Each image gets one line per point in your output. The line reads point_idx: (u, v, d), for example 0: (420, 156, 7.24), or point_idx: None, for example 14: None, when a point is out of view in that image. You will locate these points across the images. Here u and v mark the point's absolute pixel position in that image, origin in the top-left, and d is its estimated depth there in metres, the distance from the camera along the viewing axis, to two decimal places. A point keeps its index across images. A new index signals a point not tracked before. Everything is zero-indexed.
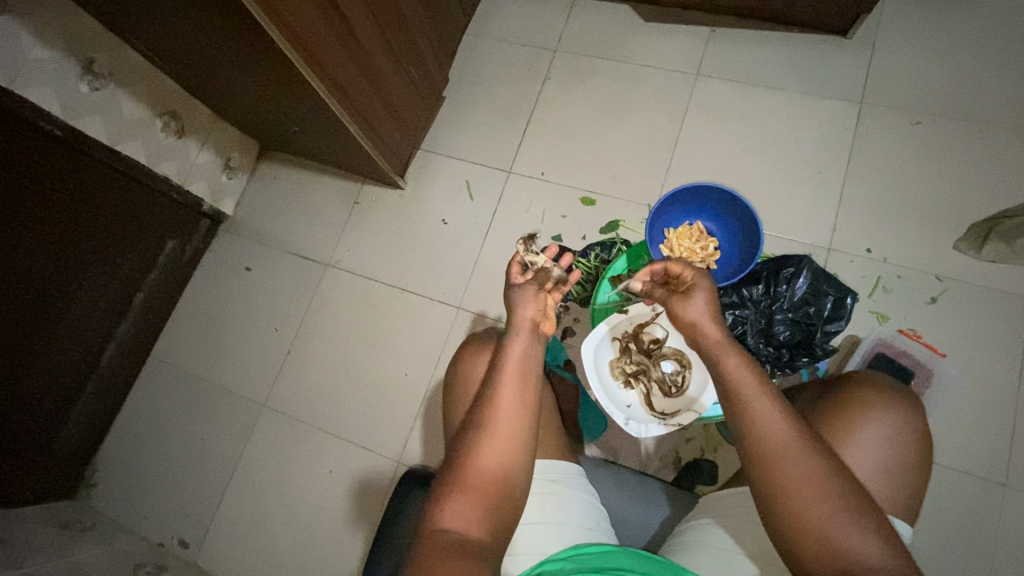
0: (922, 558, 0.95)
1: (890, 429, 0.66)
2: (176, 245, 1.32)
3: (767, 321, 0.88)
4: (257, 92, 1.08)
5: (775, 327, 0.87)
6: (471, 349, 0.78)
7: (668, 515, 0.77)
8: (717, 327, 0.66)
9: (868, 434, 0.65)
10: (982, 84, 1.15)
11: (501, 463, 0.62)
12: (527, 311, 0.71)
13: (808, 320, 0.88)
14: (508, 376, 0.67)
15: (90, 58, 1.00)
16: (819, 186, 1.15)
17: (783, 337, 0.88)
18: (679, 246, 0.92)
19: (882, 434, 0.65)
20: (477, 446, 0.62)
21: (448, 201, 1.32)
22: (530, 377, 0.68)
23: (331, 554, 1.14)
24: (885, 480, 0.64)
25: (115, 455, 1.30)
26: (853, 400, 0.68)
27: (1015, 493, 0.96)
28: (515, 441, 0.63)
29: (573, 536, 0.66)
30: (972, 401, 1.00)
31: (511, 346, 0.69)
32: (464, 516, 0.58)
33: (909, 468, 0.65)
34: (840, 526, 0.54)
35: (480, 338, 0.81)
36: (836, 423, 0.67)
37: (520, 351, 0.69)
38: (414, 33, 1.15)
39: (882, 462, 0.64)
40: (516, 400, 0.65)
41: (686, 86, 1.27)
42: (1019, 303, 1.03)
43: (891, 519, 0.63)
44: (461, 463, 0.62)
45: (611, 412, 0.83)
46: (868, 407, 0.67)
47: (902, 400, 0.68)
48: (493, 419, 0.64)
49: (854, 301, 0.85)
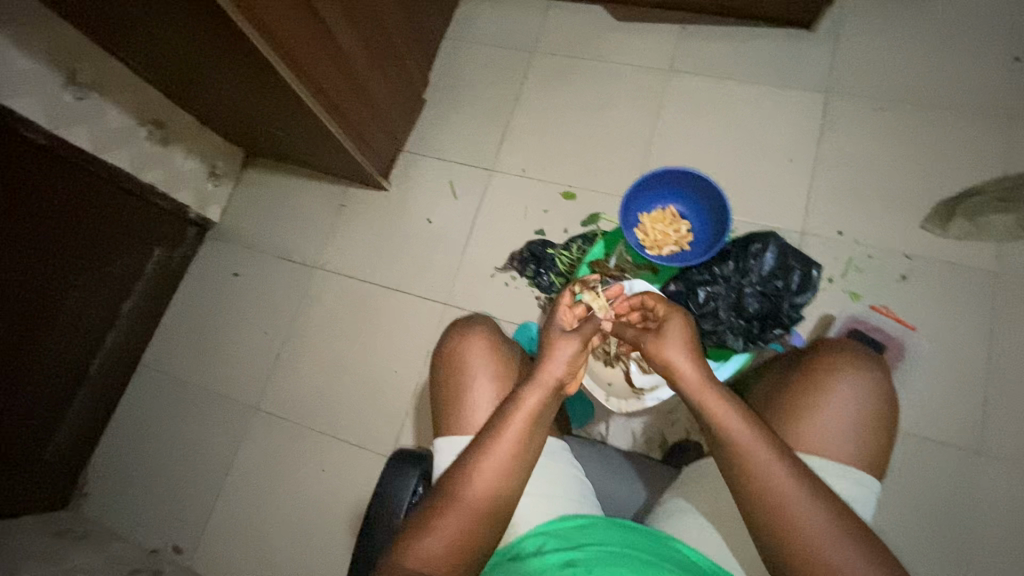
0: (903, 528, 0.98)
1: (859, 390, 0.68)
2: (164, 253, 1.34)
3: (737, 295, 0.92)
4: (240, 98, 1.10)
5: (745, 300, 0.92)
6: (474, 355, 0.74)
7: (652, 491, 0.79)
8: (697, 368, 0.67)
9: (836, 396, 0.68)
10: (939, 70, 1.20)
11: (486, 514, 0.62)
12: (558, 370, 0.68)
13: (776, 294, 0.92)
14: (517, 430, 0.64)
15: (74, 69, 1.02)
16: (790, 173, 1.19)
17: (753, 309, 0.92)
18: (654, 230, 0.99)
19: (843, 419, 0.67)
20: (467, 496, 0.62)
21: (433, 201, 1.34)
22: (537, 432, 0.66)
23: (326, 552, 1.15)
24: (855, 459, 0.66)
25: (107, 464, 1.30)
26: (824, 364, 0.71)
27: (989, 460, 0.99)
28: (501, 496, 0.63)
29: (560, 507, 0.68)
30: (944, 374, 1.04)
31: (529, 400, 0.66)
32: (439, 556, 0.59)
33: (879, 427, 0.67)
34: (800, 505, 0.58)
35: (472, 320, 0.79)
36: (805, 387, 0.70)
37: (536, 408, 0.66)
38: (392, 37, 1.18)
39: (851, 419, 0.67)
40: (516, 451, 0.64)
41: (660, 81, 1.31)
42: (983, 276, 1.07)
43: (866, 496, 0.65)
44: (450, 501, 0.62)
45: (592, 392, 0.87)
46: (837, 370, 0.69)
47: (863, 380, 0.69)
48: (490, 467, 0.63)
49: (818, 273, 0.90)
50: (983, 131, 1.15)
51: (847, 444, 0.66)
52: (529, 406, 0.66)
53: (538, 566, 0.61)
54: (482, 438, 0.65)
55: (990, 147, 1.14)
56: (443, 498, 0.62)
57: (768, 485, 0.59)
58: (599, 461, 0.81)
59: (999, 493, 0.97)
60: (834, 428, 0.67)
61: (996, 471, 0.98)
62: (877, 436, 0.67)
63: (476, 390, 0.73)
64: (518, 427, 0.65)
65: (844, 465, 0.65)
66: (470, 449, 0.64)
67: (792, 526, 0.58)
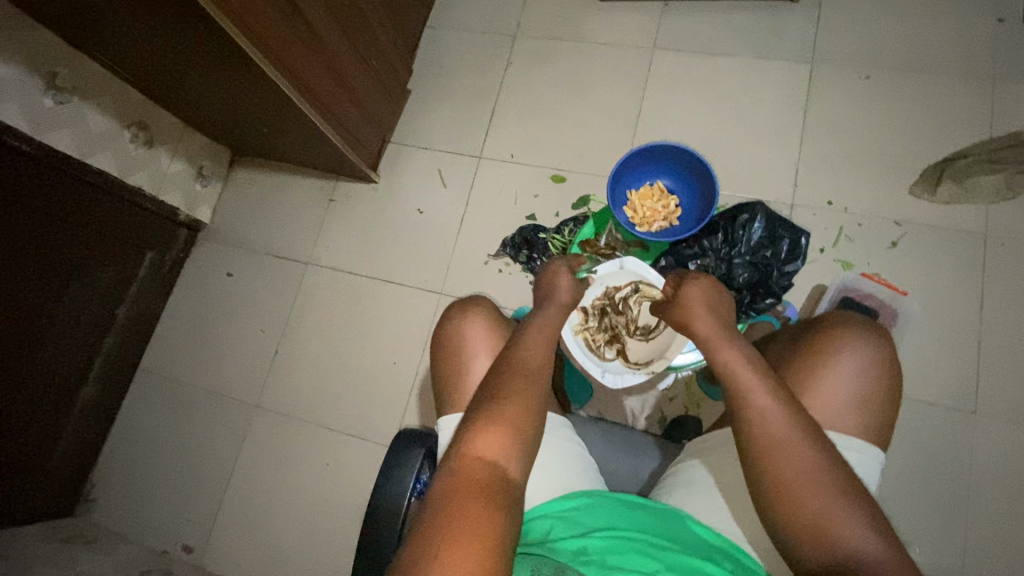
0: (902, 491, 0.99)
1: (864, 359, 0.64)
2: (155, 256, 1.33)
3: (727, 266, 0.94)
4: (222, 96, 1.10)
5: (734, 271, 0.93)
6: (470, 326, 0.75)
7: (656, 465, 0.79)
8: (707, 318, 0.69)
9: (840, 356, 0.64)
10: (923, 33, 1.20)
11: (503, 446, 0.59)
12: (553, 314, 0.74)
13: (766, 263, 0.94)
14: (523, 373, 0.64)
15: (52, 73, 1.01)
16: (778, 145, 1.19)
17: (742, 279, 0.94)
18: (642, 207, 0.99)
19: (846, 392, 0.63)
20: (498, 415, 0.60)
21: (422, 191, 1.34)
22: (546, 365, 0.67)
23: (334, 546, 1.16)
24: (866, 428, 0.63)
25: (112, 470, 1.31)
26: (828, 333, 0.66)
27: (985, 419, 1.00)
28: (529, 412, 0.62)
29: (562, 482, 0.69)
30: (936, 337, 1.05)
31: (532, 335, 0.70)
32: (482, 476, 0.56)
33: (885, 397, 0.63)
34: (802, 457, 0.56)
35: (471, 300, 0.79)
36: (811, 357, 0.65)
37: (540, 340, 0.69)
38: (374, 29, 1.17)
39: (854, 392, 0.63)
40: (529, 379, 0.65)
41: (643, 60, 1.30)
42: (972, 238, 1.08)
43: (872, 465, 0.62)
44: (475, 427, 0.60)
45: (587, 368, 0.86)
46: (840, 342, 0.65)
47: (863, 355, 0.64)
48: (502, 392, 0.62)
49: (808, 241, 0.93)
50: (968, 94, 1.15)
51: (853, 415, 0.62)
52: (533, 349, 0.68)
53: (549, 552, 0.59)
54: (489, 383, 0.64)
55: (975, 110, 1.14)
56: (459, 434, 0.60)
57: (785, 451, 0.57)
58: (601, 438, 0.81)
59: (996, 454, 0.98)
60: (838, 399, 0.63)
61: (992, 430, 0.99)
62: (885, 403, 0.63)
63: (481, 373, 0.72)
64: (525, 367, 0.65)
65: (847, 435, 0.62)
66: (488, 381, 0.64)
67: (808, 500, 0.55)
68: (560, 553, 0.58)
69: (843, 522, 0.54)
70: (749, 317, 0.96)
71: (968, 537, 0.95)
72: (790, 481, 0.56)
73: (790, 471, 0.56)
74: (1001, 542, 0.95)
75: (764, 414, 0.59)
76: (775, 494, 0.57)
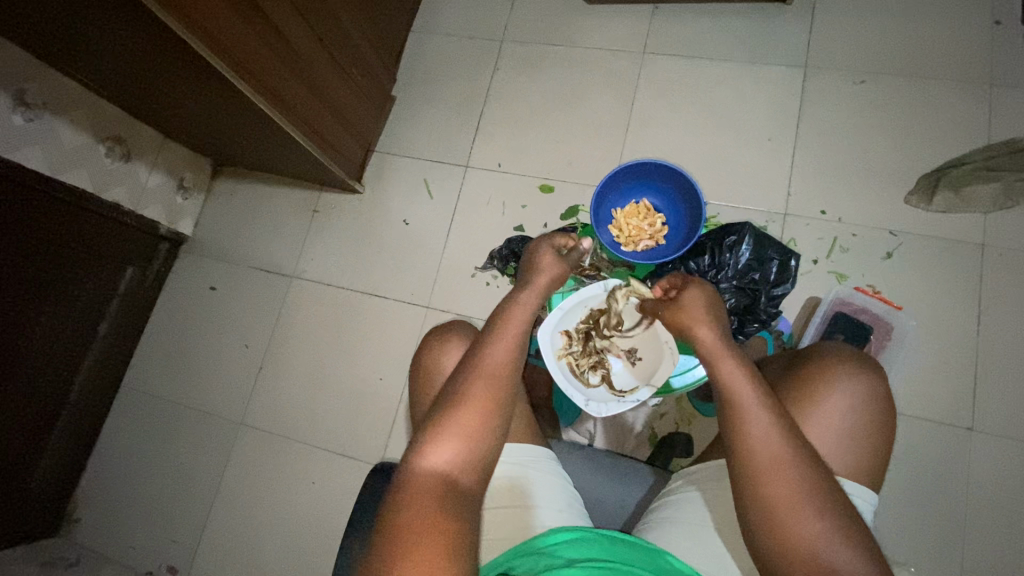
0: (897, 509, 0.97)
1: (855, 392, 0.61)
2: (136, 271, 1.30)
3: (713, 291, 0.92)
4: (198, 110, 1.07)
5: (721, 295, 0.91)
6: (449, 352, 0.72)
7: (643, 494, 0.76)
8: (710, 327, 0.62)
9: (835, 386, 0.62)
10: (919, 37, 1.16)
11: (458, 454, 0.56)
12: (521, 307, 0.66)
13: (753, 286, 0.92)
14: (486, 372, 0.60)
15: (21, 89, 0.98)
16: (771, 153, 1.16)
17: (730, 304, 0.92)
18: (627, 225, 0.97)
19: (836, 427, 0.60)
20: (450, 429, 0.57)
21: (408, 202, 1.31)
22: (511, 375, 0.62)
23: (321, 567, 1.14)
24: (857, 463, 0.60)
25: (97, 489, 1.29)
26: (818, 364, 0.64)
27: (982, 435, 0.98)
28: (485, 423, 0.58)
29: (543, 519, 0.66)
30: (932, 350, 1.02)
31: (496, 342, 0.63)
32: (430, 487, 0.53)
33: (876, 431, 0.61)
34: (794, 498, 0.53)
35: (451, 326, 0.76)
36: (800, 389, 0.63)
37: (505, 346, 0.62)
38: (354, 37, 1.14)
39: (844, 427, 0.60)
40: (489, 390, 0.59)
41: (633, 66, 1.27)
42: (969, 248, 1.05)
43: (863, 503, 0.60)
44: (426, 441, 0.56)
45: (571, 395, 0.79)
46: (830, 374, 0.63)
47: (855, 388, 0.62)
48: (461, 406, 0.58)
49: (796, 263, 0.90)
50: (965, 100, 1.12)
51: (843, 450, 0.60)
52: (496, 357, 0.61)
53: None
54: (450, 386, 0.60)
55: (972, 116, 1.11)
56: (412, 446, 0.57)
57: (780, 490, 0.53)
58: (587, 465, 0.79)
59: (993, 471, 0.96)
60: (827, 435, 0.60)
61: (988, 446, 0.97)
62: (876, 437, 0.61)
63: None
64: (483, 373, 0.60)
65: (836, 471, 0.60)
66: (445, 394, 0.60)
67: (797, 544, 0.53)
68: None
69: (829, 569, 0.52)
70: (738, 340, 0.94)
71: (964, 556, 0.94)
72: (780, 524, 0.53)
73: (775, 500, 0.54)
74: (998, 561, 0.93)
75: (762, 449, 0.55)
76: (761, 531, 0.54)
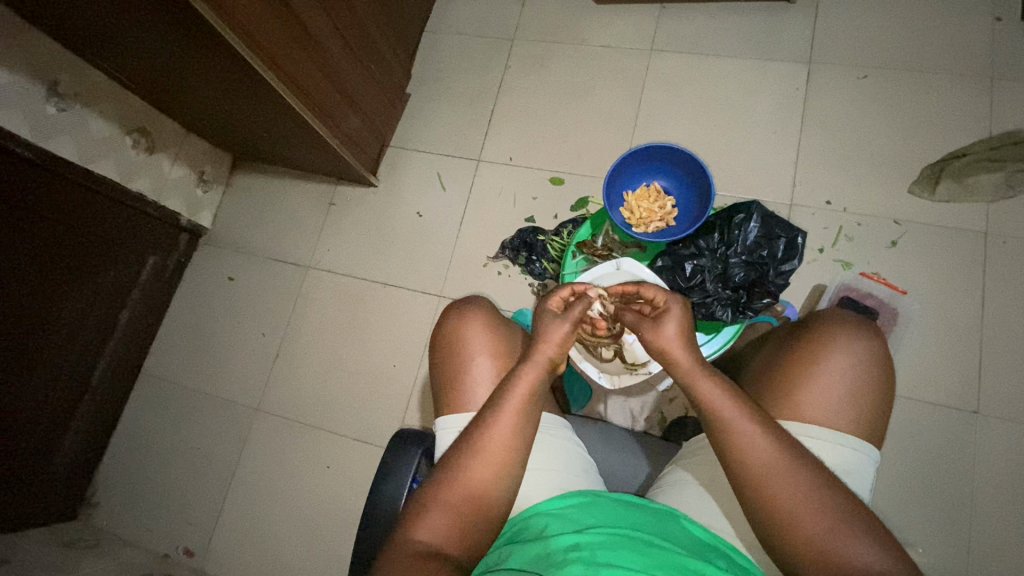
0: (904, 491, 0.98)
1: (856, 356, 0.64)
2: (157, 260, 1.34)
3: (722, 265, 0.95)
4: (222, 103, 1.11)
5: (730, 269, 0.94)
6: (469, 328, 0.75)
7: (653, 466, 0.78)
8: (686, 352, 0.64)
9: (837, 351, 0.64)
10: (920, 33, 1.19)
11: (477, 493, 0.61)
12: (545, 349, 0.68)
13: (762, 262, 0.95)
14: (517, 399, 0.65)
15: (54, 80, 1.02)
16: (776, 145, 1.19)
17: (740, 278, 0.94)
18: (638, 208, 1.01)
19: (839, 388, 0.63)
20: (472, 469, 0.61)
21: (421, 194, 1.34)
22: (533, 413, 0.65)
23: (335, 550, 1.16)
24: (862, 423, 0.62)
25: (115, 473, 1.32)
26: (821, 331, 0.66)
27: (987, 419, 0.99)
28: (505, 463, 0.62)
29: (560, 482, 0.68)
30: (936, 336, 1.04)
31: (521, 377, 0.66)
32: (442, 528, 0.58)
33: (879, 392, 0.63)
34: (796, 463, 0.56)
35: (471, 301, 0.79)
36: (803, 355, 0.66)
37: (528, 382, 0.66)
38: (372, 33, 1.18)
39: (846, 389, 0.62)
40: (510, 432, 0.63)
41: (641, 63, 1.30)
42: (972, 236, 1.07)
43: (868, 461, 0.62)
44: (447, 479, 0.61)
45: (585, 368, 0.89)
46: (831, 341, 0.65)
47: (855, 352, 0.64)
48: (484, 444, 0.62)
49: (803, 239, 0.93)
50: (967, 94, 1.14)
51: (847, 410, 0.62)
52: (517, 398, 0.65)
53: (543, 548, 0.58)
54: (484, 410, 0.65)
55: (975, 109, 1.13)
56: (435, 479, 0.62)
57: (782, 462, 0.56)
58: (598, 438, 0.81)
59: (999, 455, 0.97)
60: (830, 397, 0.62)
61: (994, 430, 0.98)
62: (879, 399, 0.63)
63: (480, 374, 0.72)
64: (509, 412, 0.64)
65: (841, 431, 0.62)
66: (469, 429, 0.64)
67: (801, 499, 0.55)
68: (551, 550, 0.57)
69: (832, 524, 0.53)
70: (748, 317, 0.95)
71: (971, 537, 0.95)
72: (783, 483, 0.55)
73: (777, 463, 0.56)
74: (1005, 543, 0.94)
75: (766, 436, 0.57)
76: (757, 486, 0.56)
